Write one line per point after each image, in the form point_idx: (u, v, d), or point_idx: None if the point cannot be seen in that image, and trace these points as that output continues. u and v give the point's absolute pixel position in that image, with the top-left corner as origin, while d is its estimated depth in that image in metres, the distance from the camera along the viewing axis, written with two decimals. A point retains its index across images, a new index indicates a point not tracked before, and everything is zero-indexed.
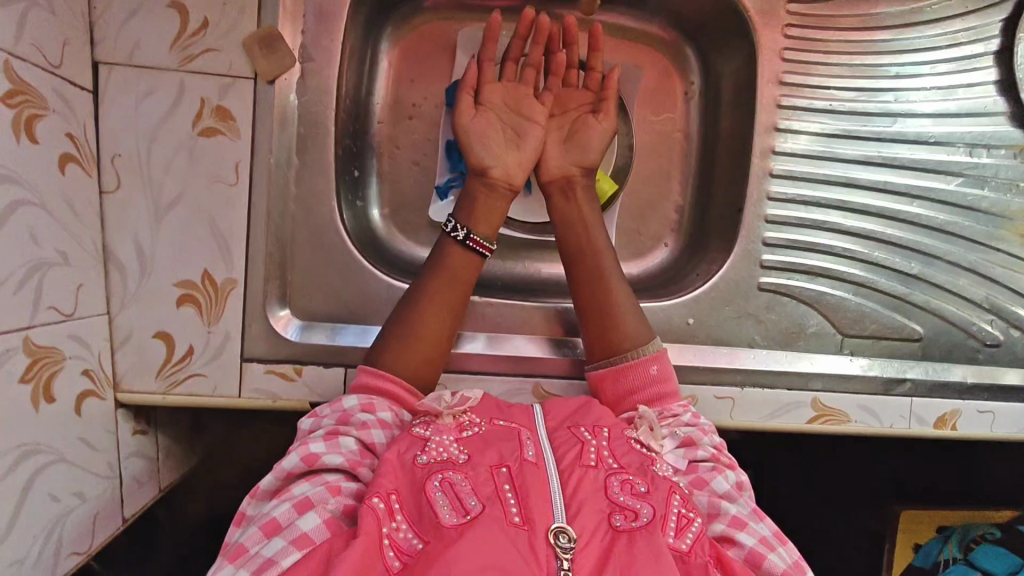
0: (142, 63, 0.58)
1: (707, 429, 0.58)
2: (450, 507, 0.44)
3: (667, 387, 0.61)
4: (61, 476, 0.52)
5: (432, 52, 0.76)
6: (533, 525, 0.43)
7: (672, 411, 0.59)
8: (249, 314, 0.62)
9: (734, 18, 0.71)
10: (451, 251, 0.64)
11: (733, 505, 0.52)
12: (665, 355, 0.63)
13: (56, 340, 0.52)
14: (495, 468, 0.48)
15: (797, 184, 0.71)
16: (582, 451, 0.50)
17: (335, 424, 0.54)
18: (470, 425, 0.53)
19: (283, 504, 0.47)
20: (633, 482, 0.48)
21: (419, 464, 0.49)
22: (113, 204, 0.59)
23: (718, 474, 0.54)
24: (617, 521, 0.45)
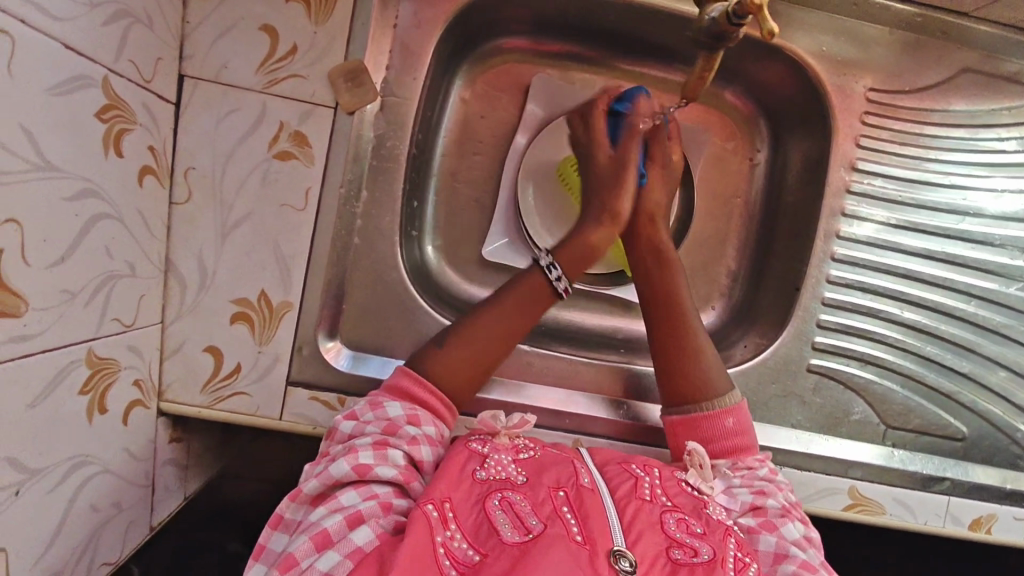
0: (227, 82, 0.59)
1: (783, 487, 0.58)
2: (511, 525, 0.47)
3: (744, 441, 0.61)
4: (103, 486, 0.52)
5: (503, 94, 0.76)
6: (594, 545, 0.45)
7: (747, 463, 0.59)
8: (300, 338, 0.63)
9: (812, 98, 0.71)
10: (534, 282, 0.66)
11: (801, 552, 0.51)
12: (742, 410, 0.62)
13: (115, 351, 0.52)
14: (554, 490, 0.51)
15: (857, 270, 0.71)
16: (637, 485, 0.54)
17: (381, 433, 0.54)
18: (525, 448, 0.57)
19: (334, 515, 0.48)
20: (687, 521, 0.51)
21: (478, 478, 0.52)
22: (183, 215, 0.60)
23: (789, 521, 0.54)
24: (676, 554, 0.47)
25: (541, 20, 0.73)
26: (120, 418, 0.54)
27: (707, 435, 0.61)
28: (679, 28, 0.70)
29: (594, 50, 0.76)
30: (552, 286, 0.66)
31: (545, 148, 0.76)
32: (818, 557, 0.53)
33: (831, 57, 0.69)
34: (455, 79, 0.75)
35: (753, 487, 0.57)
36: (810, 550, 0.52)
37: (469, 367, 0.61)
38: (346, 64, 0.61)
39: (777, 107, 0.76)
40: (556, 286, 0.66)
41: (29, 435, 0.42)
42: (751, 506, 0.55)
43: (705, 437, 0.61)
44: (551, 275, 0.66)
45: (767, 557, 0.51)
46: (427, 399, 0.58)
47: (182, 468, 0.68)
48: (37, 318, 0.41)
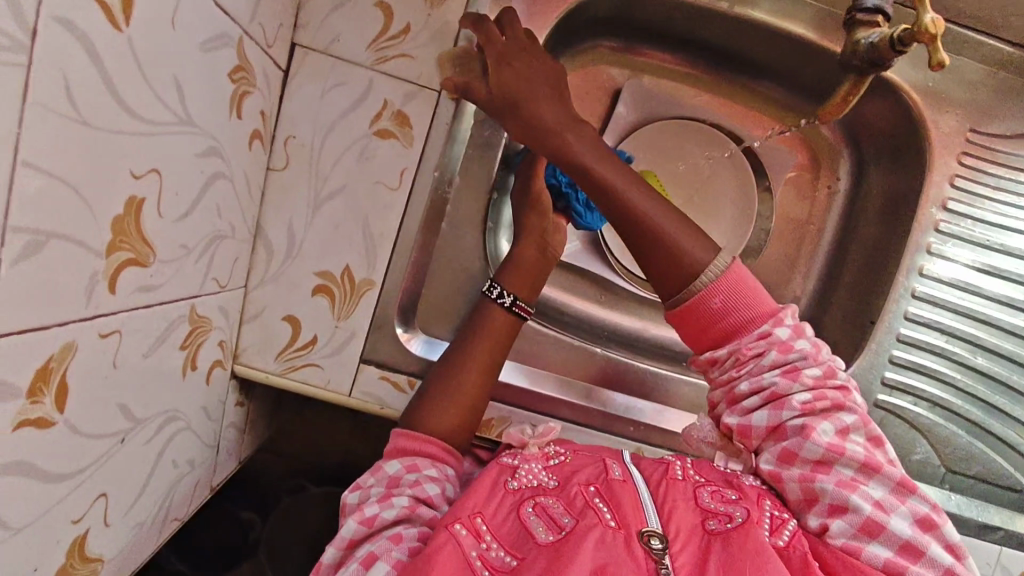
0: (338, 55, 0.60)
1: (794, 369, 0.53)
2: (545, 526, 0.48)
3: (737, 318, 0.53)
4: (182, 443, 0.52)
5: (594, 92, 0.76)
6: (628, 528, 0.47)
7: (746, 355, 0.53)
8: (377, 317, 0.63)
9: (910, 132, 0.70)
10: (495, 314, 0.64)
11: (830, 480, 0.50)
12: (731, 278, 0.53)
13: (209, 310, 0.52)
14: (585, 485, 0.52)
15: (936, 310, 0.70)
16: (669, 469, 0.55)
17: (386, 489, 0.54)
18: (556, 455, 0.58)
19: (350, 567, 0.47)
20: (722, 491, 0.52)
21: (510, 488, 0.53)
22: (278, 183, 0.60)
23: (807, 440, 0.51)
24: (711, 525, 0.48)
25: (641, 25, 0.73)
26: (205, 377, 0.54)
27: (702, 323, 0.54)
28: (783, 42, 0.69)
29: (688, 62, 0.76)
30: (517, 312, 0.64)
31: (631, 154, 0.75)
32: (862, 447, 0.52)
33: (934, 92, 0.68)
34: None
35: (755, 390, 0.53)
36: (841, 458, 0.50)
37: (457, 408, 0.59)
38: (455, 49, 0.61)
39: (866, 139, 0.76)
40: (507, 305, 0.64)
41: (138, 385, 0.42)
42: (768, 428, 0.53)
43: (705, 325, 0.54)
44: (500, 300, 0.64)
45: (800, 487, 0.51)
46: (423, 447, 0.56)
47: (241, 432, 0.68)
48: (158, 271, 0.41)
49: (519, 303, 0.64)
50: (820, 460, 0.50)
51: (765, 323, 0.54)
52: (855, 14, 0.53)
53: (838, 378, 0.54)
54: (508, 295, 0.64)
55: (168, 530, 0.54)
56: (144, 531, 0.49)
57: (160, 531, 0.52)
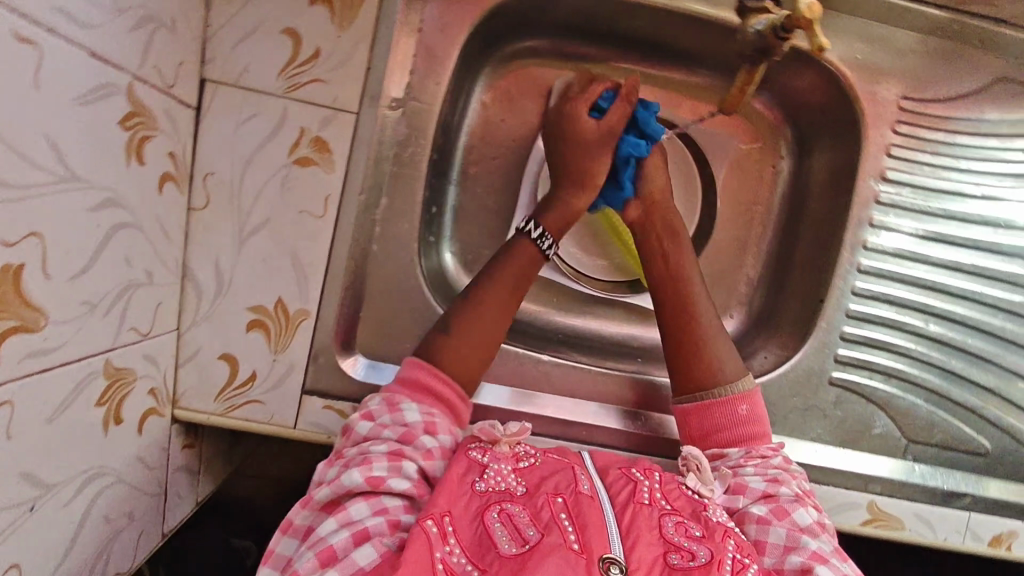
0: (248, 86, 0.57)
1: (798, 475, 0.60)
2: (509, 537, 0.47)
3: (756, 428, 0.63)
4: (116, 496, 0.52)
5: (524, 94, 0.75)
6: (590, 553, 0.46)
7: (760, 452, 0.61)
8: (316, 346, 0.62)
9: (842, 105, 0.69)
10: (523, 247, 0.66)
11: (812, 540, 0.52)
12: (756, 396, 0.64)
13: (130, 362, 0.52)
14: (552, 497, 0.51)
15: (883, 282, 0.69)
16: (636, 490, 0.54)
17: (397, 441, 0.55)
18: (525, 455, 0.57)
19: (341, 531, 0.48)
20: (687, 525, 0.52)
21: (477, 489, 0.52)
22: (200, 222, 0.59)
23: (800, 505, 0.55)
24: (673, 560, 0.47)
25: (565, 21, 0.71)
26: (135, 428, 0.54)
27: (719, 419, 0.63)
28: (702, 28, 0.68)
29: (619, 54, 0.75)
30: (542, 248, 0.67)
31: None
32: (835, 540, 0.55)
33: (865, 64, 0.67)
34: (476, 82, 0.73)
35: (768, 475, 0.59)
36: (823, 532, 0.53)
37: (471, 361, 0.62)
38: (369, 67, 0.59)
39: (805, 116, 0.74)
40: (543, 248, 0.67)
41: (44, 449, 0.41)
42: (763, 494, 0.57)
43: (718, 425, 0.63)
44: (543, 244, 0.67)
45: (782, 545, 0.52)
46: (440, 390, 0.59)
47: (195, 474, 0.68)
48: (55, 332, 0.41)
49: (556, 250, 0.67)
50: (804, 527, 0.54)
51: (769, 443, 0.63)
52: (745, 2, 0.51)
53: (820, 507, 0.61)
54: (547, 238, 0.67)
55: None
56: None
57: None
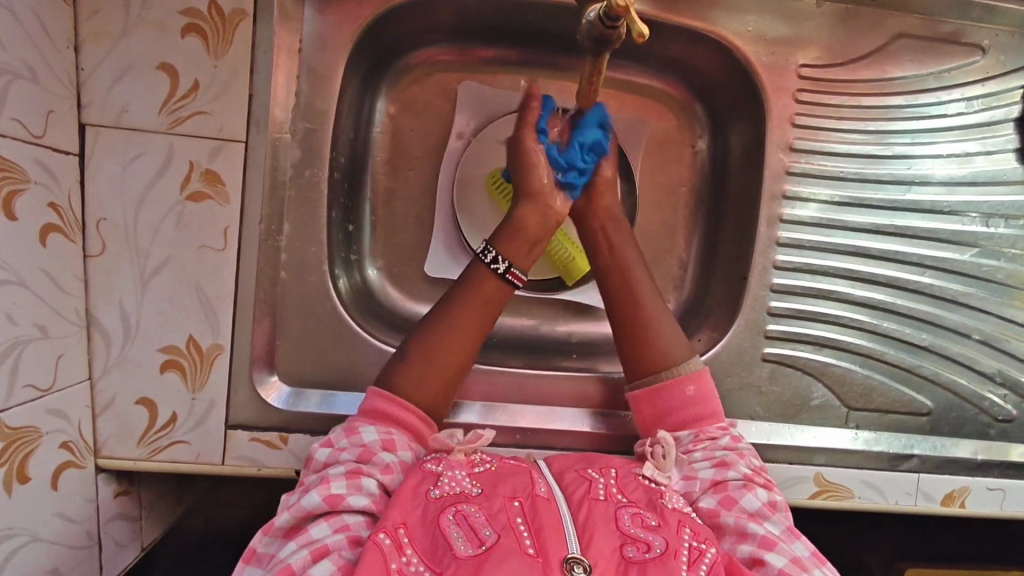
0: (130, 125, 0.57)
1: (745, 453, 0.59)
2: (465, 538, 0.46)
3: (705, 408, 0.62)
4: (34, 556, 0.51)
5: (432, 102, 0.74)
6: (548, 557, 0.45)
7: (708, 434, 0.60)
8: (235, 380, 0.61)
9: (742, 77, 0.69)
10: (485, 279, 0.63)
11: (760, 527, 0.52)
12: (704, 376, 0.63)
13: (33, 418, 0.51)
14: (509, 500, 0.50)
15: (804, 253, 0.69)
16: (591, 487, 0.53)
17: (356, 461, 0.54)
18: (482, 461, 0.56)
19: (301, 550, 0.47)
20: (644, 515, 0.50)
21: (433, 496, 0.50)
22: (99, 268, 0.58)
23: (748, 492, 0.55)
24: (629, 553, 0.46)
25: (461, 24, 0.71)
26: (49, 483, 0.53)
27: (668, 403, 0.62)
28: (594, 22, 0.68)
29: (519, 50, 0.74)
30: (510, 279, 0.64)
31: (478, 156, 0.74)
32: (784, 515, 0.55)
33: (758, 36, 0.67)
34: (378, 96, 0.73)
35: (714, 459, 0.58)
36: (772, 515, 0.53)
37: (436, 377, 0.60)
38: (251, 96, 0.59)
39: (714, 94, 0.74)
40: (501, 272, 0.63)
41: None
42: (711, 483, 0.56)
43: (668, 409, 0.62)
44: (495, 266, 0.63)
45: (733, 532, 0.53)
46: (405, 419, 0.58)
47: (136, 520, 0.67)
48: None
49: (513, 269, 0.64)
50: (754, 512, 0.54)
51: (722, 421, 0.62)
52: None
53: (768, 474, 0.60)
54: (502, 259, 0.63)
55: None
56: None
57: None
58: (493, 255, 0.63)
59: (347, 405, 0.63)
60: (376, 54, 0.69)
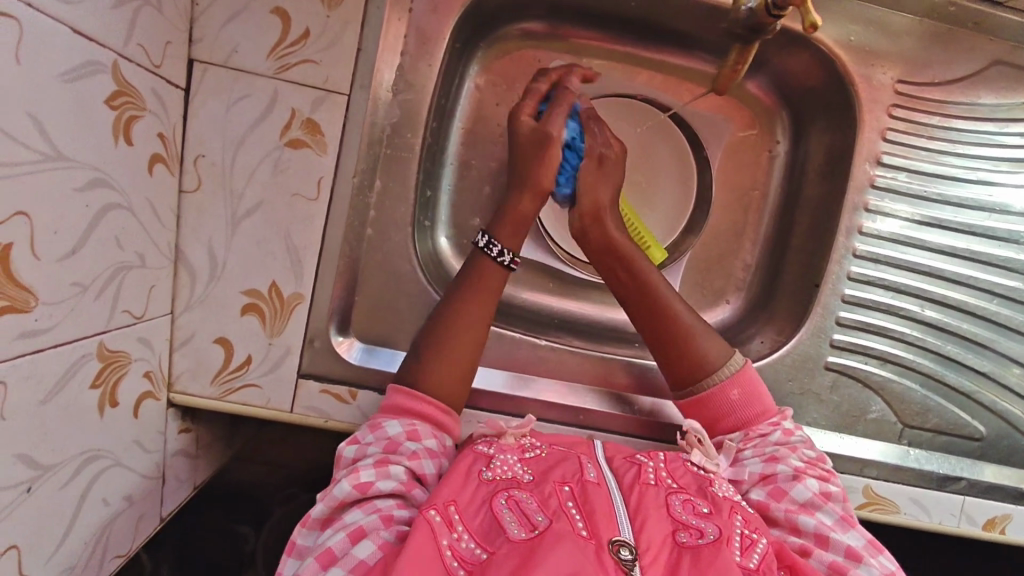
0: (238, 66, 0.57)
1: (797, 446, 0.60)
2: (518, 522, 0.47)
3: (753, 409, 0.62)
4: (115, 479, 0.52)
5: (521, 77, 0.74)
6: (599, 538, 0.45)
7: (759, 431, 0.61)
8: (311, 331, 0.62)
9: (837, 85, 0.69)
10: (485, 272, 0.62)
11: (811, 518, 0.53)
12: (746, 375, 0.63)
13: (125, 344, 0.51)
14: (559, 485, 0.51)
15: (879, 267, 0.70)
16: (641, 471, 0.54)
17: (383, 452, 0.53)
18: (532, 447, 0.56)
19: (338, 532, 0.48)
20: (694, 502, 0.52)
21: (485, 478, 0.52)
22: (192, 204, 0.59)
23: (798, 483, 0.56)
24: (682, 538, 0.47)
25: (561, 4, 0.71)
26: (132, 410, 0.53)
27: (715, 412, 0.62)
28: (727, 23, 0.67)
29: (612, 36, 0.74)
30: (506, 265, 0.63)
31: None
32: (839, 506, 0.55)
33: (859, 47, 0.67)
34: (470, 65, 0.73)
35: (765, 455, 0.59)
36: (825, 505, 0.54)
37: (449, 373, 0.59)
38: (359, 50, 0.59)
39: (799, 99, 0.74)
40: (506, 263, 0.63)
41: (41, 432, 0.41)
42: (761, 477, 0.58)
43: (718, 415, 0.62)
44: (500, 258, 0.63)
45: (784, 525, 0.54)
46: (422, 408, 0.57)
47: (192, 458, 0.68)
48: (47, 314, 0.40)
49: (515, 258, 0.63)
50: (805, 503, 0.55)
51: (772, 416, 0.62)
52: None
53: (826, 464, 0.60)
54: (507, 253, 0.63)
55: (112, 566, 0.54)
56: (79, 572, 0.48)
57: (101, 568, 0.52)
58: (497, 248, 0.63)
59: (389, 361, 0.64)
60: (475, 22, 0.69)
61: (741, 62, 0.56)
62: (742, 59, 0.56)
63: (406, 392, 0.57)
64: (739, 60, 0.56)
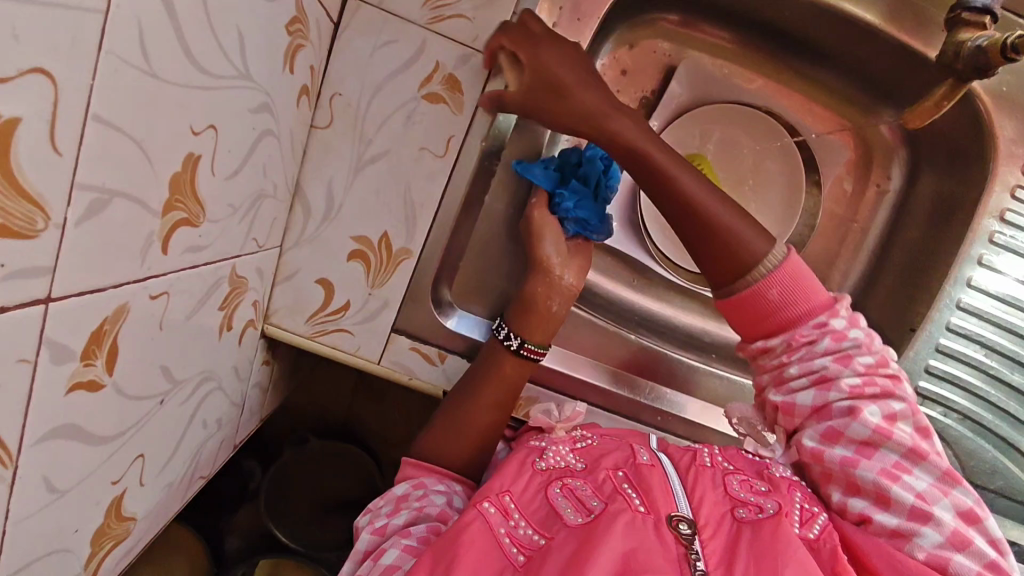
0: (391, 9, 0.56)
1: (851, 355, 0.54)
2: (574, 509, 0.49)
3: (796, 309, 0.55)
4: (214, 403, 0.52)
5: (649, 67, 0.73)
6: (657, 513, 0.47)
7: (806, 339, 0.55)
8: (411, 288, 0.61)
9: (972, 134, 0.68)
10: (504, 361, 0.60)
11: (870, 469, 0.51)
12: (789, 268, 0.55)
13: (247, 271, 0.51)
14: (613, 470, 0.52)
15: (979, 323, 0.69)
16: (695, 456, 0.55)
17: (394, 505, 0.55)
18: (581, 438, 0.58)
19: (369, 563, 0.49)
20: (751, 482, 0.53)
21: (538, 468, 0.53)
22: (319, 141, 0.58)
23: (854, 420, 0.52)
24: (741, 513, 0.48)
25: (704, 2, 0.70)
26: (238, 337, 0.53)
27: (756, 312, 0.56)
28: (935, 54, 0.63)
29: (742, 40, 0.73)
30: (527, 355, 0.60)
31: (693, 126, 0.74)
32: (908, 432, 0.52)
33: (1009, 98, 0.65)
34: (605, 42, 0.70)
35: (813, 374, 0.55)
36: (888, 441, 0.51)
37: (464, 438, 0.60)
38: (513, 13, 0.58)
39: (923, 140, 0.73)
40: (515, 348, 0.60)
41: (180, 347, 0.41)
42: (813, 411, 0.55)
43: (756, 316, 0.56)
44: (510, 344, 0.60)
45: (842, 483, 0.53)
46: (423, 472, 0.58)
47: (265, 391, 0.68)
48: (207, 231, 0.40)
49: (527, 345, 0.60)
50: (865, 441, 0.52)
51: (821, 313, 0.55)
52: (961, 14, 0.58)
53: (892, 364, 0.56)
54: (515, 338, 0.60)
55: (194, 487, 0.54)
56: (175, 488, 0.48)
57: (186, 489, 0.52)
58: (504, 332, 0.60)
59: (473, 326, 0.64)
60: (619, 5, 0.67)
61: (950, 94, 0.59)
62: (957, 85, 0.58)
63: (416, 463, 0.59)
64: (955, 87, 0.59)
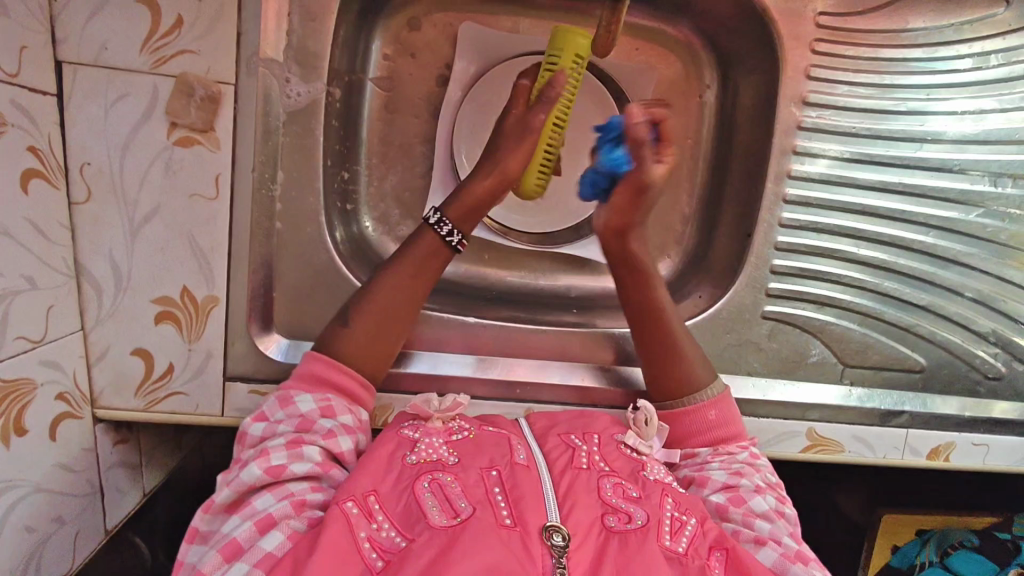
0: (110, 64, 0.54)
1: (762, 470, 0.58)
2: (439, 509, 0.46)
3: (726, 433, 0.61)
4: (36, 505, 0.52)
5: (434, 40, 0.70)
6: (525, 526, 0.44)
7: (728, 450, 0.59)
8: (232, 333, 0.60)
9: (758, 25, 0.67)
10: (428, 238, 0.61)
11: (767, 524, 0.52)
12: (726, 399, 0.62)
13: (27, 370, 0.50)
14: (486, 470, 0.50)
15: (810, 211, 0.68)
16: (574, 455, 0.53)
17: (296, 432, 0.53)
18: (459, 429, 0.56)
19: (245, 523, 0.47)
20: (624, 486, 0.51)
21: (409, 462, 0.51)
22: (85, 216, 0.56)
23: (758, 495, 0.54)
24: (610, 522, 0.46)
25: None
26: (47, 434, 0.53)
27: (694, 429, 0.61)
28: None
29: None
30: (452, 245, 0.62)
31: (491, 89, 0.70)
32: (790, 525, 0.54)
33: None
34: (375, 35, 0.69)
35: (731, 469, 0.57)
36: (779, 520, 0.53)
37: (372, 347, 0.59)
38: (240, 33, 0.55)
39: (723, 41, 0.71)
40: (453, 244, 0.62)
41: None
42: (723, 485, 0.56)
43: (692, 432, 0.61)
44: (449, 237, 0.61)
45: (739, 524, 0.52)
46: (339, 381, 0.57)
47: (137, 467, 0.67)
48: None
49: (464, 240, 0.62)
50: (761, 514, 0.53)
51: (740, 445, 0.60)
52: None
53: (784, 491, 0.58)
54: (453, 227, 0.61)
55: None
56: None
57: None
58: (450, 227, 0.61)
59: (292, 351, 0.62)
60: None
61: None
62: None
63: (324, 360, 0.57)
64: None
